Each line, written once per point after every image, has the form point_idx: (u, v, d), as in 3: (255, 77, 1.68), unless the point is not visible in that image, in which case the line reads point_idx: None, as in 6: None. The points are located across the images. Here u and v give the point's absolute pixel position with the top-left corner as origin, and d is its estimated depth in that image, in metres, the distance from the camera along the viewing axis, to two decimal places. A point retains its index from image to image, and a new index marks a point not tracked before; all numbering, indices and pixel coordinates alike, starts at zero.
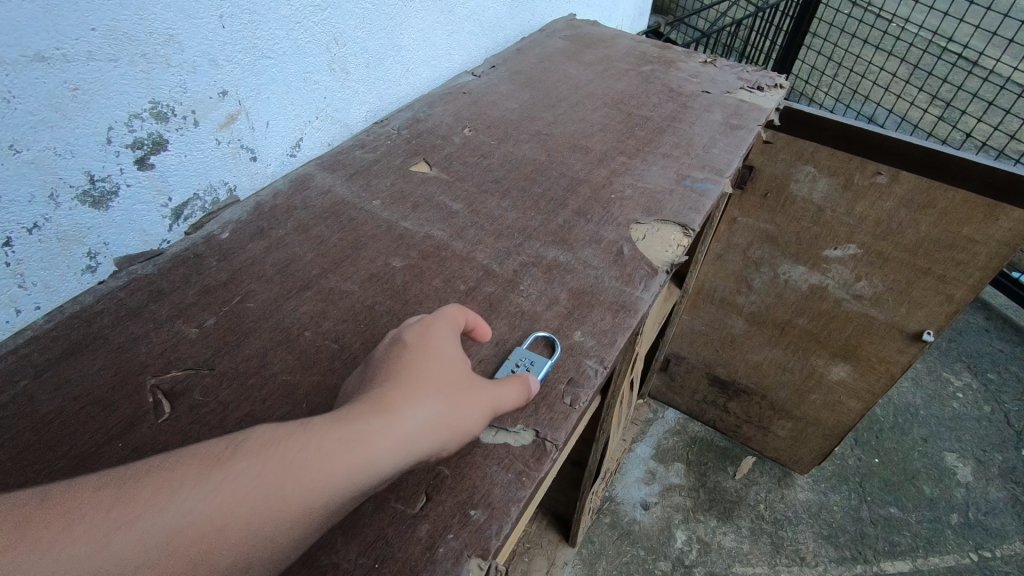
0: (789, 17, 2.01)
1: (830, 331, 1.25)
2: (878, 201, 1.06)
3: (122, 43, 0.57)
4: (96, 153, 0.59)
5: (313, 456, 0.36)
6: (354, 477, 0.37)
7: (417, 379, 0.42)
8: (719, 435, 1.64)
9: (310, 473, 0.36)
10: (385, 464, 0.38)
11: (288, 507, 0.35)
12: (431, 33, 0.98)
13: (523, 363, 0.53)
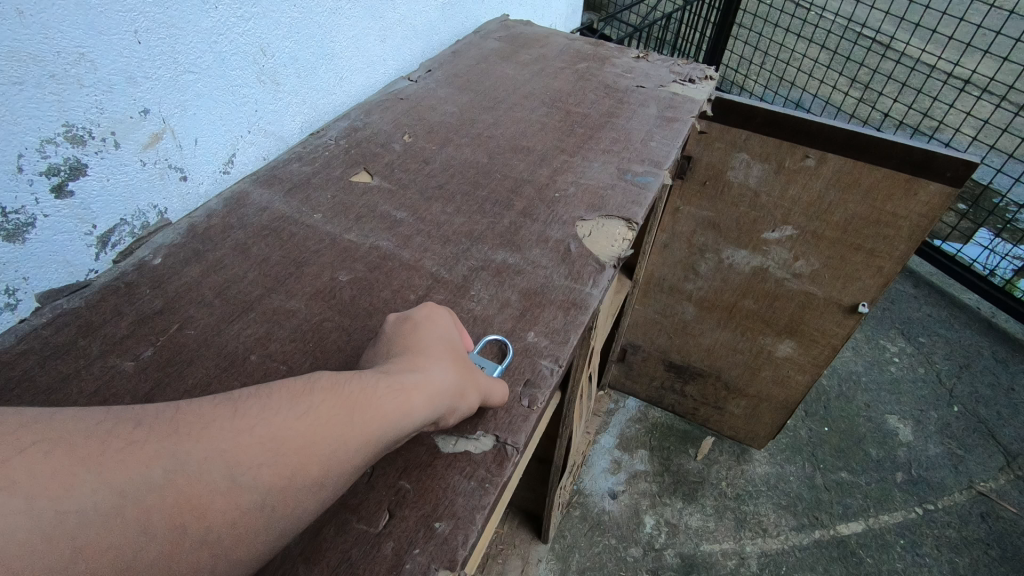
0: (715, 9, 2.08)
1: (775, 310, 1.30)
2: (809, 183, 1.11)
3: (26, 65, 0.54)
4: (5, 183, 0.55)
5: (329, 414, 0.40)
6: (398, 419, 0.42)
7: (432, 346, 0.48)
8: (678, 419, 1.69)
9: (360, 420, 0.40)
10: (421, 412, 0.43)
11: (301, 457, 0.37)
12: (363, 39, 0.96)
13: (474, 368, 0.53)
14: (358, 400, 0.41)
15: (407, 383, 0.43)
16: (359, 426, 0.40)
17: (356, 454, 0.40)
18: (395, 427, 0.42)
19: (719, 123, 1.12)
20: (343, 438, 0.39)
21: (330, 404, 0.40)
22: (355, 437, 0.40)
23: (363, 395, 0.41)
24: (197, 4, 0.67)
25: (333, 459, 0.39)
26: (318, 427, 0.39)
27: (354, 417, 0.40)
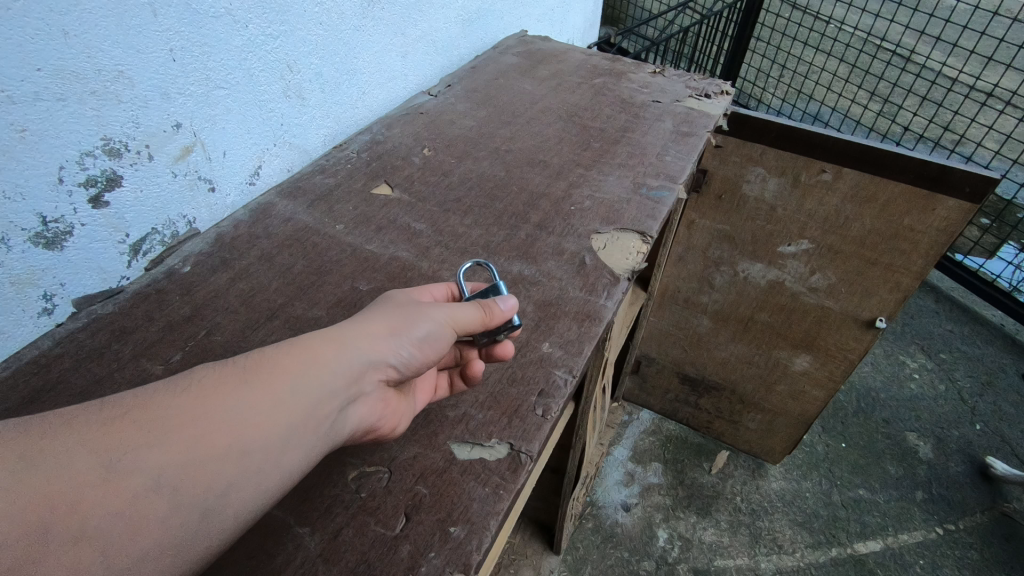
0: (732, 23, 2.09)
1: (791, 324, 1.30)
2: (825, 198, 1.11)
3: (69, 82, 0.57)
4: (47, 194, 0.58)
5: (225, 387, 0.39)
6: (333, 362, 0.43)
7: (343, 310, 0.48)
8: (693, 432, 1.68)
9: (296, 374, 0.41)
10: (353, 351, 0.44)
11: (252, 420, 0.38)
12: (385, 54, 0.99)
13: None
14: (256, 369, 0.40)
15: (313, 343, 0.42)
16: (260, 392, 0.39)
17: (262, 421, 0.38)
18: (304, 386, 0.40)
19: (735, 137, 1.13)
20: (244, 406, 0.38)
21: (226, 378, 0.39)
22: (259, 401, 0.39)
23: (262, 365, 0.41)
24: (229, 24, 0.70)
25: (260, 424, 0.38)
26: (209, 400, 0.38)
27: (252, 385, 0.39)
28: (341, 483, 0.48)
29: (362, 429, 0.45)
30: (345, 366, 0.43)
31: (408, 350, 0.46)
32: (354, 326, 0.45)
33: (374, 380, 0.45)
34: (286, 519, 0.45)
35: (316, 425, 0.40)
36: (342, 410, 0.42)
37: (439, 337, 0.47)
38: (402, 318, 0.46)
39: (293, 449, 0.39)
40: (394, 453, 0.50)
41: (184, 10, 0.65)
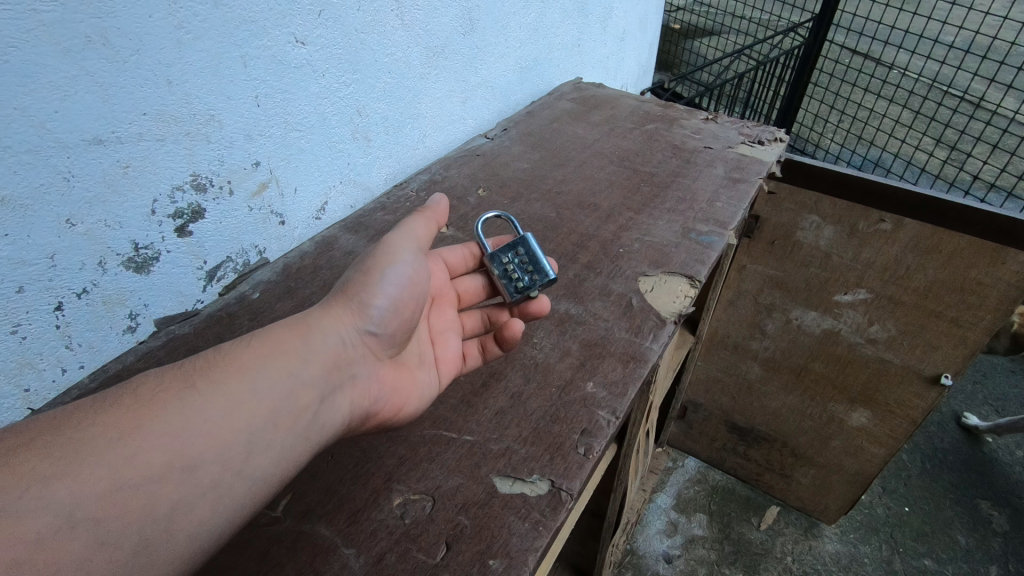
0: (789, 69, 2.09)
1: (847, 376, 1.25)
2: (884, 247, 1.08)
3: (169, 125, 0.63)
4: (141, 223, 0.64)
5: (160, 401, 0.41)
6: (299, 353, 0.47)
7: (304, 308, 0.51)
8: (741, 484, 1.62)
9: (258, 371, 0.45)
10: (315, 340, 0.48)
11: (230, 419, 0.42)
12: (446, 100, 1.05)
13: (522, 256, 0.62)
14: (197, 377, 0.43)
15: (260, 344, 0.46)
16: (208, 399, 0.42)
17: (216, 428, 0.41)
18: (262, 385, 0.44)
19: (789, 184, 1.12)
20: (194, 415, 0.41)
21: (159, 391, 0.41)
22: (211, 408, 0.42)
23: (201, 375, 0.43)
24: (308, 73, 0.77)
25: (244, 417, 0.42)
26: (140, 418, 0.40)
27: (195, 392, 0.42)
28: (387, 508, 0.50)
29: (361, 407, 0.50)
30: (314, 351, 0.48)
31: (384, 303, 0.52)
32: (310, 316, 0.49)
33: (350, 357, 0.50)
34: (335, 539, 0.47)
35: (282, 423, 0.44)
36: (328, 392, 0.48)
37: (407, 274, 0.54)
38: (364, 279, 0.52)
39: (258, 455, 0.42)
40: (438, 482, 0.51)
41: (270, 61, 0.71)
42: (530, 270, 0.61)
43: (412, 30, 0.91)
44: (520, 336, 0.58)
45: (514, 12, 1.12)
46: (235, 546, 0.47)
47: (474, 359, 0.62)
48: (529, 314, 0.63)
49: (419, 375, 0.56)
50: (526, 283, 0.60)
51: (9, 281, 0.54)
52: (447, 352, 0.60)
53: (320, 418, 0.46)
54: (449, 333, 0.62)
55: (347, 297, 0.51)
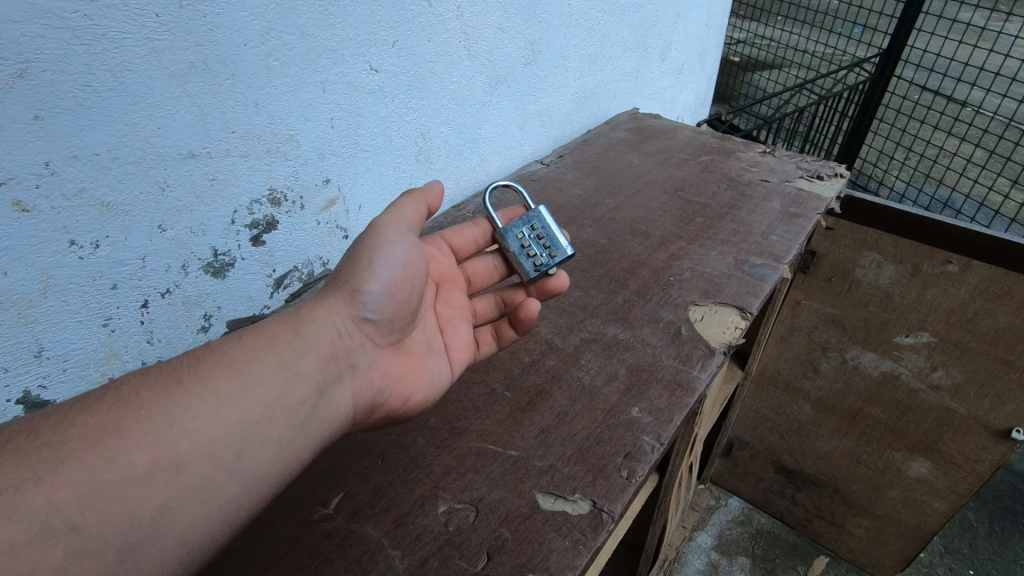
0: (853, 104, 2.05)
1: (906, 423, 1.19)
2: (950, 289, 1.03)
3: (253, 143, 0.68)
4: (222, 231, 0.69)
5: (148, 402, 0.43)
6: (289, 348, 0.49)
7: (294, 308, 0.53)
8: (788, 529, 1.56)
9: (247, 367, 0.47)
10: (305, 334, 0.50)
11: (218, 415, 0.44)
12: (506, 126, 1.09)
13: (538, 232, 0.66)
14: (185, 375, 0.45)
15: (250, 341, 0.48)
16: (196, 396, 0.44)
17: (205, 424, 0.43)
18: (253, 379, 0.46)
19: (848, 220, 1.10)
20: (182, 412, 0.43)
21: (146, 389, 0.43)
22: (198, 404, 0.43)
23: (189, 373, 0.45)
24: (379, 98, 0.82)
25: (233, 411, 0.44)
26: (126, 418, 0.41)
27: (184, 389, 0.44)
28: (431, 515, 0.51)
29: (365, 396, 0.52)
30: (308, 343, 0.50)
31: (378, 290, 0.53)
32: (302, 310, 0.52)
33: (346, 347, 0.52)
34: (381, 541, 0.50)
35: (276, 418, 0.46)
36: (327, 382, 0.49)
37: (401, 260, 0.55)
38: (354, 266, 0.54)
39: (251, 452, 0.44)
40: (482, 494, 0.53)
41: (346, 86, 0.77)
42: (549, 246, 0.65)
43: (478, 60, 0.96)
44: (535, 317, 0.62)
45: (575, 44, 1.16)
46: (290, 538, 0.50)
47: (488, 344, 0.65)
48: (547, 293, 0.67)
49: (428, 363, 0.58)
50: (546, 260, 0.64)
51: (106, 279, 0.59)
52: (458, 339, 0.62)
53: (318, 409, 0.48)
54: (460, 321, 0.64)
55: (339, 288, 0.53)
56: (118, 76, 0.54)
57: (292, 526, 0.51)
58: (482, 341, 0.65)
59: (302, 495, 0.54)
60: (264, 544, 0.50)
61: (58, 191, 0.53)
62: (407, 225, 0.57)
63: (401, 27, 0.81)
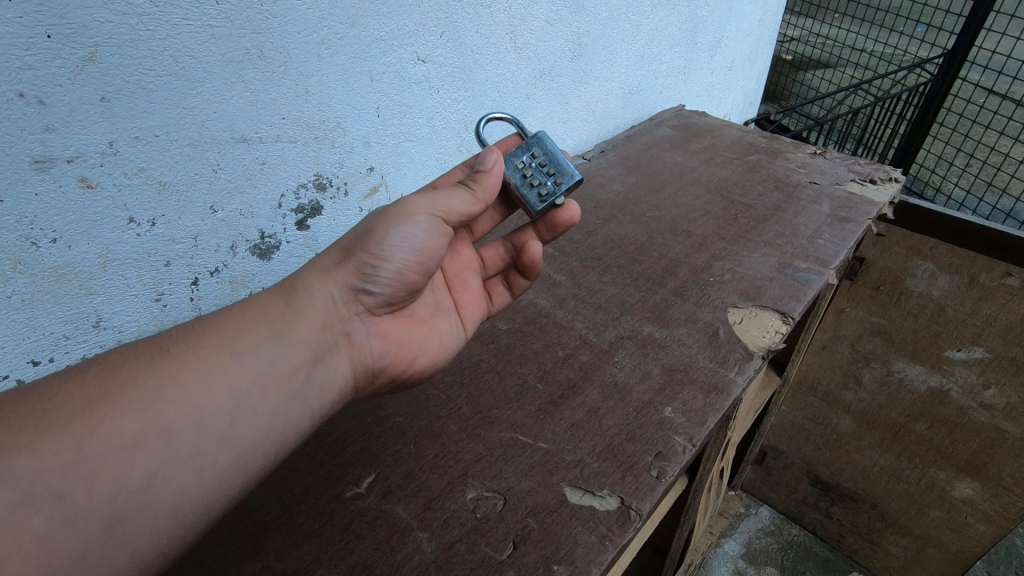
0: (912, 106, 1.96)
1: (953, 441, 1.15)
2: (1009, 304, 0.98)
3: (302, 129, 0.70)
4: (269, 215, 0.71)
5: (134, 370, 0.44)
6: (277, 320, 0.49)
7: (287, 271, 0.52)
8: (820, 543, 1.52)
9: (234, 337, 0.47)
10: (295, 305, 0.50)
11: (205, 385, 0.44)
12: (549, 120, 1.08)
13: (539, 159, 0.62)
14: (172, 346, 0.46)
15: (238, 313, 0.49)
16: (184, 366, 0.45)
17: (194, 393, 0.44)
18: (242, 348, 0.47)
19: (902, 227, 1.06)
20: (171, 381, 0.44)
21: (132, 361, 0.45)
22: (188, 375, 0.44)
23: (176, 344, 0.46)
24: (426, 88, 0.83)
25: (222, 381, 0.45)
26: (111, 389, 0.43)
27: (172, 357, 0.45)
28: (459, 501, 0.52)
29: (363, 361, 0.54)
30: (302, 312, 0.50)
31: (391, 270, 0.52)
32: (298, 279, 0.52)
33: (344, 316, 0.52)
34: (410, 522, 0.51)
35: (269, 386, 0.47)
36: (323, 351, 0.51)
37: (419, 241, 0.53)
38: (367, 244, 0.51)
39: (243, 421, 0.45)
40: (510, 483, 0.53)
41: (394, 76, 0.78)
42: (552, 172, 0.62)
43: (523, 53, 0.96)
44: (540, 260, 0.65)
45: (622, 38, 1.14)
46: (323, 513, 0.52)
47: (500, 294, 0.69)
48: (559, 226, 0.65)
49: (437, 326, 0.60)
50: (551, 189, 0.61)
51: (160, 256, 0.62)
52: (468, 295, 0.65)
53: (314, 376, 0.49)
54: (468, 273, 0.66)
55: (341, 259, 0.52)
56: (178, 61, 0.57)
57: (326, 501, 0.53)
58: (494, 292, 0.68)
59: (336, 472, 0.56)
60: (299, 517, 0.52)
61: (119, 170, 0.56)
62: (440, 211, 0.55)
63: (449, 18, 0.81)
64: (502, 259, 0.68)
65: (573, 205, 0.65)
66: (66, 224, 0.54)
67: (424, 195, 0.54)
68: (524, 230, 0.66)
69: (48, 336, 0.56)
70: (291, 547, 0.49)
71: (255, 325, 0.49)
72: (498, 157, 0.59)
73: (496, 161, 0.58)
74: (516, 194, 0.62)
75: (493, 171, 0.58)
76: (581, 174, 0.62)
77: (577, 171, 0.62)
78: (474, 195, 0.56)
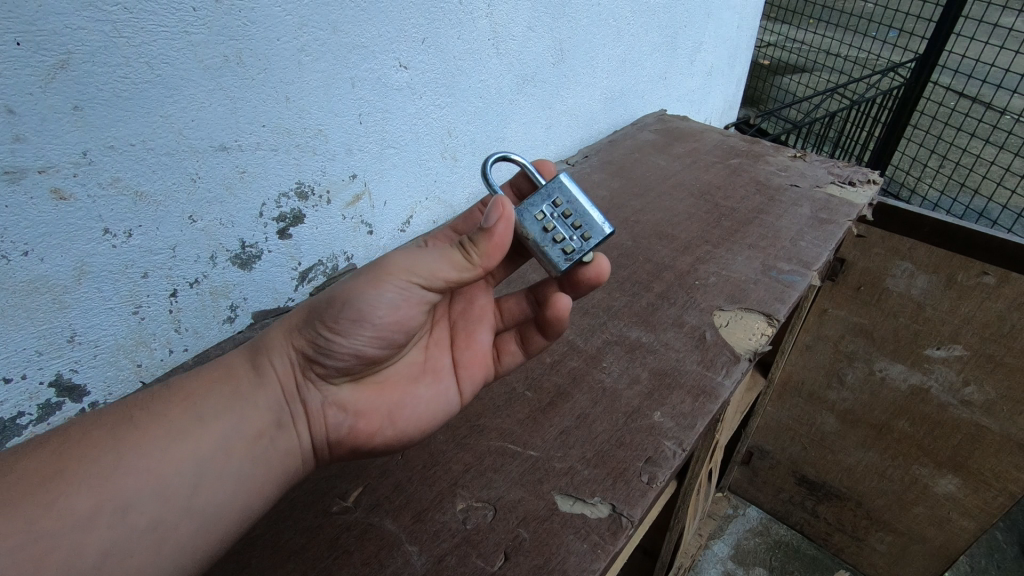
0: (886, 110, 2.00)
1: (935, 438, 1.16)
2: (986, 302, 1.00)
3: (282, 136, 0.69)
4: (250, 224, 0.70)
5: (93, 439, 0.43)
6: (242, 385, 0.48)
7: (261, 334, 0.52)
8: (807, 542, 1.53)
9: (198, 402, 0.46)
10: (262, 369, 0.49)
11: (164, 456, 0.43)
12: (533, 125, 1.08)
13: (562, 208, 0.56)
14: (135, 412, 0.45)
15: (207, 373, 0.48)
16: (146, 434, 0.44)
17: (157, 462, 0.43)
18: (208, 413, 0.46)
19: (881, 229, 1.08)
20: (131, 452, 0.43)
21: (93, 430, 0.43)
22: (148, 443, 0.43)
23: (140, 410, 0.45)
24: (408, 95, 0.82)
25: (182, 450, 0.44)
26: (68, 461, 0.41)
27: (133, 426, 0.44)
28: (449, 512, 0.52)
29: (318, 433, 0.50)
30: (266, 376, 0.49)
31: (349, 342, 0.49)
32: (266, 337, 0.50)
33: (303, 384, 0.50)
34: (399, 535, 0.50)
35: (234, 450, 0.46)
36: (284, 418, 0.49)
37: (382, 312, 0.49)
38: (326, 314, 0.48)
39: (207, 488, 0.44)
40: (501, 492, 0.53)
41: (375, 82, 0.77)
42: (579, 225, 0.55)
43: (506, 59, 0.96)
44: (567, 315, 0.57)
45: (604, 43, 1.15)
46: (310, 528, 0.51)
47: (512, 354, 0.61)
48: (585, 284, 0.58)
49: (416, 393, 0.54)
50: (577, 246, 0.55)
51: (137, 267, 0.60)
52: (472, 352, 0.58)
53: (278, 442, 0.48)
54: (478, 327, 0.59)
55: (304, 321, 0.50)
56: (154, 67, 0.55)
57: (313, 516, 0.52)
58: (505, 351, 0.60)
59: (323, 486, 0.55)
60: (285, 533, 0.51)
61: (94, 180, 0.54)
62: (420, 278, 0.49)
63: (431, 24, 0.81)
64: (521, 313, 0.61)
65: (602, 259, 0.58)
66: (38, 236, 0.52)
67: (407, 256, 0.49)
68: (548, 282, 0.60)
69: (20, 353, 0.55)
70: (276, 564, 0.48)
71: (220, 389, 0.48)
72: (507, 213, 0.49)
73: (502, 217, 0.49)
74: (536, 251, 0.56)
75: (494, 231, 0.49)
76: (611, 227, 0.56)
77: (608, 222, 0.56)
78: (466, 259, 0.50)
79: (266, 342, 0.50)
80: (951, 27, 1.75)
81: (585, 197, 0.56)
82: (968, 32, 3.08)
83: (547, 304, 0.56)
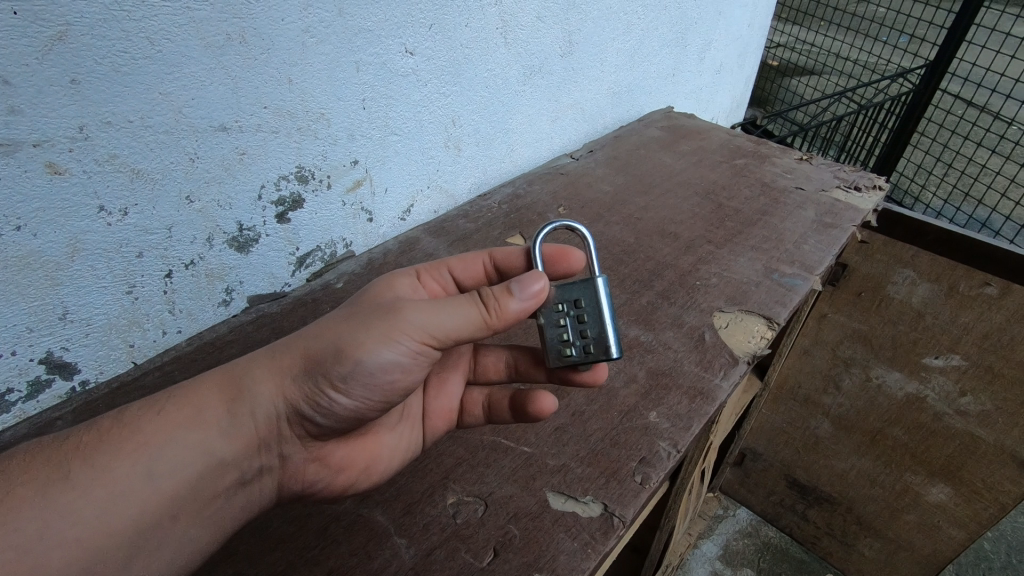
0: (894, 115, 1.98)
1: (929, 447, 1.16)
2: (986, 313, 0.99)
3: (284, 118, 0.68)
4: (248, 207, 0.69)
5: (21, 497, 0.39)
6: (201, 437, 0.44)
7: (238, 363, 0.47)
8: (796, 545, 1.54)
9: (153, 456, 0.42)
10: (232, 419, 0.45)
11: (104, 523, 0.40)
12: (538, 118, 1.07)
13: (582, 312, 0.53)
14: (75, 463, 0.41)
15: (168, 415, 0.43)
16: (86, 493, 0.40)
17: (91, 531, 0.39)
18: (160, 470, 0.42)
19: (885, 235, 1.06)
20: (64, 517, 0.39)
21: (22, 484, 0.39)
22: (85, 509, 0.39)
23: (83, 459, 0.41)
24: (413, 82, 0.81)
25: (125, 516, 0.40)
26: None
27: (73, 483, 0.40)
28: (440, 505, 0.51)
29: (293, 486, 0.50)
30: (241, 425, 0.45)
31: (348, 403, 0.48)
32: (250, 378, 0.46)
33: (285, 437, 0.48)
34: (388, 527, 0.50)
35: (182, 516, 0.43)
36: (245, 477, 0.46)
37: (388, 373, 0.47)
38: (331, 372, 0.45)
39: (144, 557, 0.41)
40: (492, 488, 0.53)
41: (381, 67, 0.76)
42: (588, 336, 0.52)
43: (513, 49, 0.95)
44: (547, 414, 0.55)
45: (614, 37, 1.14)
46: (298, 517, 0.51)
47: (476, 416, 0.58)
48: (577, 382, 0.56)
49: (387, 443, 0.53)
50: (575, 353, 0.52)
51: (131, 247, 0.59)
52: (441, 403, 0.58)
53: (235, 499, 0.46)
54: (451, 374, 0.59)
55: (303, 370, 0.46)
56: (155, 44, 0.54)
57: (302, 505, 0.52)
58: (470, 407, 0.59)
59: None
60: (272, 521, 0.50)
61: (90, 156, 0.53)
62: (433, 340, 0.47)
63: (439, 11, 0.80)
64: (501, 373, 0.60)
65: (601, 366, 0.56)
66: (32, 210, 0.51)
67: (423, 313, 0.46)
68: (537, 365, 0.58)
69: (9, 329, 0.54)
70: (264, 551, 0.48)
71: (179, 439, 0.43)
72: (540, 292, 0.49)
73: (535, 295, 0.48)
74: (540, 337, 0.54)
75: (522, 303, 0.48)
76: (619, 354, 0.51)
77: (618, 347, 0.52)
78: (483, 322, 0.48)
79: (246, 381, 0.46)
80: (964, 32, 1.73)
81: (608, 311, 0.52)
82: (980, 41, 3.07)
83: (531, 400, 0.54)
